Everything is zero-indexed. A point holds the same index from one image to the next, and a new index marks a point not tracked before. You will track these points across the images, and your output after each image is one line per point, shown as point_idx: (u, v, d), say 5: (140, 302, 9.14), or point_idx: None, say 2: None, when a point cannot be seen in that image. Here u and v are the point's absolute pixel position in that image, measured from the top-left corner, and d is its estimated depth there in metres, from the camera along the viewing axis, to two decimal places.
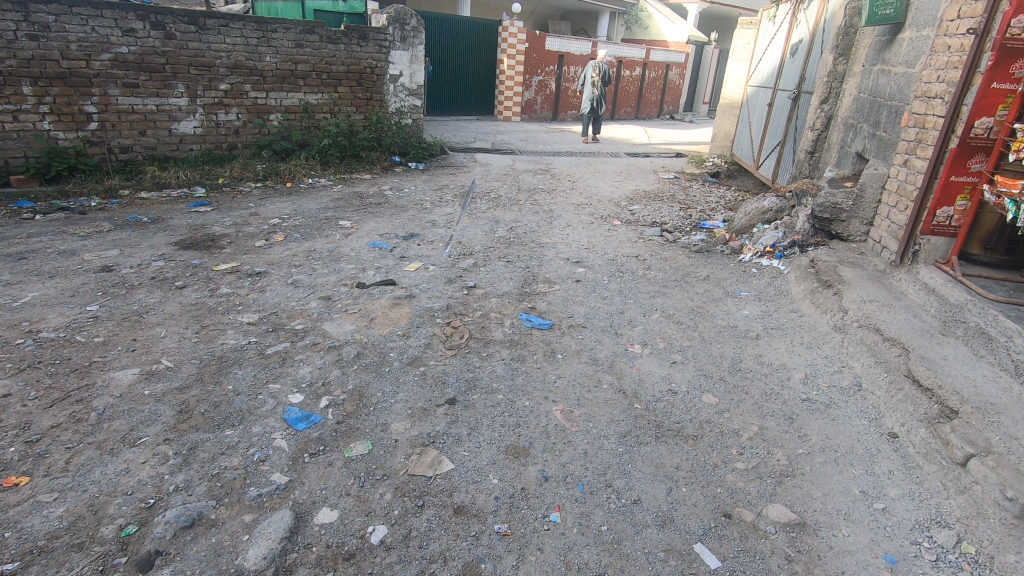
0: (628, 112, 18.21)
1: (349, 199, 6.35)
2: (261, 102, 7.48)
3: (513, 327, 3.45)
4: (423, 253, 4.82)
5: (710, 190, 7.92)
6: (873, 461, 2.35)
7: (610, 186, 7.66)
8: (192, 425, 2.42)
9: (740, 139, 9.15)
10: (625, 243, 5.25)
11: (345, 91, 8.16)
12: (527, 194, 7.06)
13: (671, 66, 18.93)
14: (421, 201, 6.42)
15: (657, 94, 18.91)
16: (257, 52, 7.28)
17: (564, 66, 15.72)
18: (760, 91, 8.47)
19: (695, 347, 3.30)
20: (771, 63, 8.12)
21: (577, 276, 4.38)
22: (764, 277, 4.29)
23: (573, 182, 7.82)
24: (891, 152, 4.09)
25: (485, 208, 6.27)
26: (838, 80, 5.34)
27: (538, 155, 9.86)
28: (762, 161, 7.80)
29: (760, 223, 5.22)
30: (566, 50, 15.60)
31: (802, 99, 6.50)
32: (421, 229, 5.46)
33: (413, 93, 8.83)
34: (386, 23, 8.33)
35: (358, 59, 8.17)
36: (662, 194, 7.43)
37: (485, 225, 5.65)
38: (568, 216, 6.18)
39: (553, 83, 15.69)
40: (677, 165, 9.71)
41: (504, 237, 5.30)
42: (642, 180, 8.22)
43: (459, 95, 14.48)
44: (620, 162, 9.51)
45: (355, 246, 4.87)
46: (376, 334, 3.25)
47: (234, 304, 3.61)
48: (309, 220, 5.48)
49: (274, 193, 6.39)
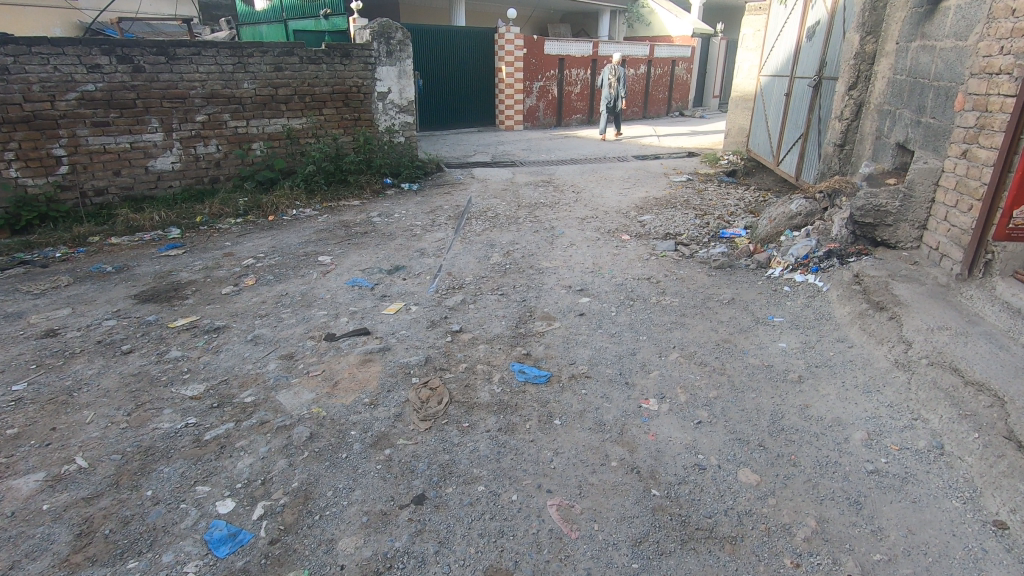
0: (635, 112, 17.59)
1: (334, 230, 5.89)
2: (242, 131, 7.09)
3: (502, 384, 2.89)
4: (408, 289, 4.30)
5: (727, 191, 7.27)
6: (980, 570, 1.73)
7: (618, 195, 7.09)
8: (87, 557, 1.91)
9: (756, 133, 8.50)
10: (635, 262, 4.67)
11: (330, 113, 7.74)
12: (527, 210, 6.53)
13: (677, 61, 18.31)
14: (411, 227, 5.92)
15: (664, 91, 18.28)
16: (233, 79, 6.89)
17: (565, 70, 15.22)
18: (775, 81, 7.83)
19: (724, 398, 2.70)
20: (785, 49, 7.48)
21: (580, 308, 3.81)
22: (799, 298, 3.66)
23: (577, 193, 7.25)
24: (943, 142, 3.45)
25: (480, 230, 5.75)
26: (867, 61, 4.70)
27: (540, 165, 9.32)
28: (783, 156, 7.15)
29: (788, 230, 4.59)
30: (566, 53, 15.09)
31: (825, 85, 5.86)
32: (409, 260, 4.95)
33: (403, 109, 8.38)
34: (370, 38, 7.91)
35: (343, 78, 7.74)
36: (674, 200, 6.82)
37: (479, 250, 5.13)
38: (571, 233, 5.62)
39: (554, 88, 15.18)
40: (689, 164, 9.07)
41: (499, 264, 4.76)
42: (652, 186, 7.62)
43: (458, 107, 14.05)
44: (628, 167, 8.92)
45: (333, 286, 4.38)
46: (338, 404, 2.72)
47: (182, 371, 3.13)
48: (286, 258, 5.00)
49: (254, 228, 5.95)
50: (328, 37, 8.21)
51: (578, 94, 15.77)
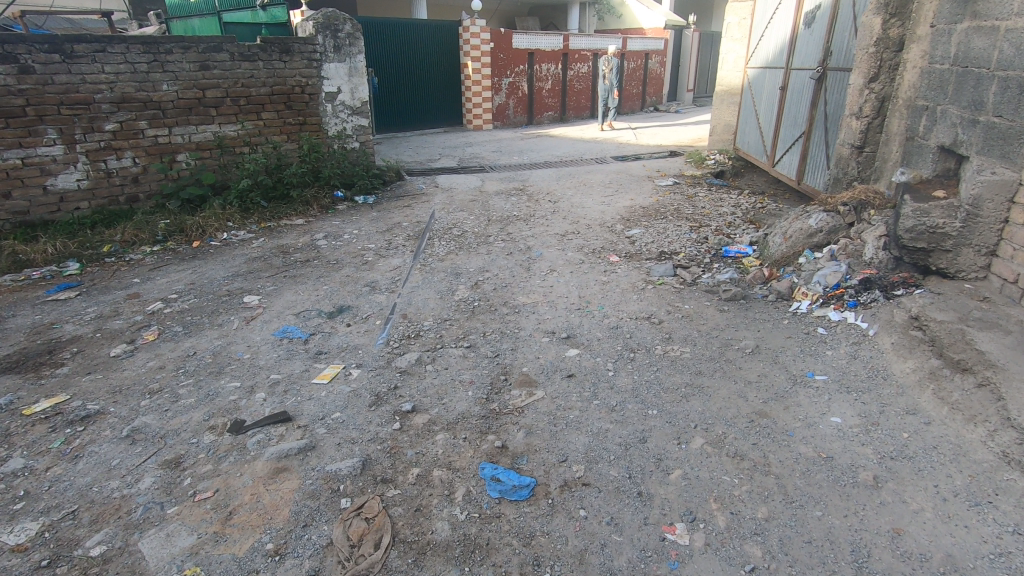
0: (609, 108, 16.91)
1: (269, 258, 4.96)
2: (164, 141, 6.09)
3: (469, 504, 2.07)
4: (352, 341, 3.44)
5: (720, 196, 6.56)
6: None
7: (600, 204, 6.32)
8: None
9: (745, 131, 7.84)
10: (630, 294, 3.89)
11: (270, 117, 6.77)
12: (498, 226, 5.71)
13: (650, 54, 17.70)
14: (363, 251, 5.05)
15: (638, 85, 17.65)
16: (149, 79, 5.88)
17: (535, 65, 14.42)
18: (766, 72, 7.17)
19: (779, 520, 1.93)
20: (777, 38, 6.81)
21: (567, 365, 3.01)
22: (842, 346, 2.93)
23: (554, 203, 6.45)
24: (1018, 147, 2.74)
25: (443, 254, 4.91)
26: (892, 48, 4.00)
27: (512, 170, 8.50)
28: (780, 157, 6.49)
29: (808, 251, 3.88)
30: (536, 47, 14.29)
31: (831, 77, 5.19)
32: (356, 297, 4.08)
33: (356, 111, 7.47)
34: (313, 31, 6.97)
35: (283, 77, 6.79)
36: (663, 209, 6.08)
37: (441, 281, 4.28)
38: (549, 254, 4.82)
39: (524, 84, 14.37)
40: (673, 166, 8.36)
41: (466, 300, 3.93)
42: (636, 192, 6.86)
43: (422, 107, 13.12)
44: (607, 170, 8.16)
45: (256, 340, 3.48)
46: (228, 558, 1.86)
47: (16, 495, 2.22)
48: (204, 300, 4.07)
49: (172, 258, 4.99)
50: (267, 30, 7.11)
51: (549, 91, 14.99)
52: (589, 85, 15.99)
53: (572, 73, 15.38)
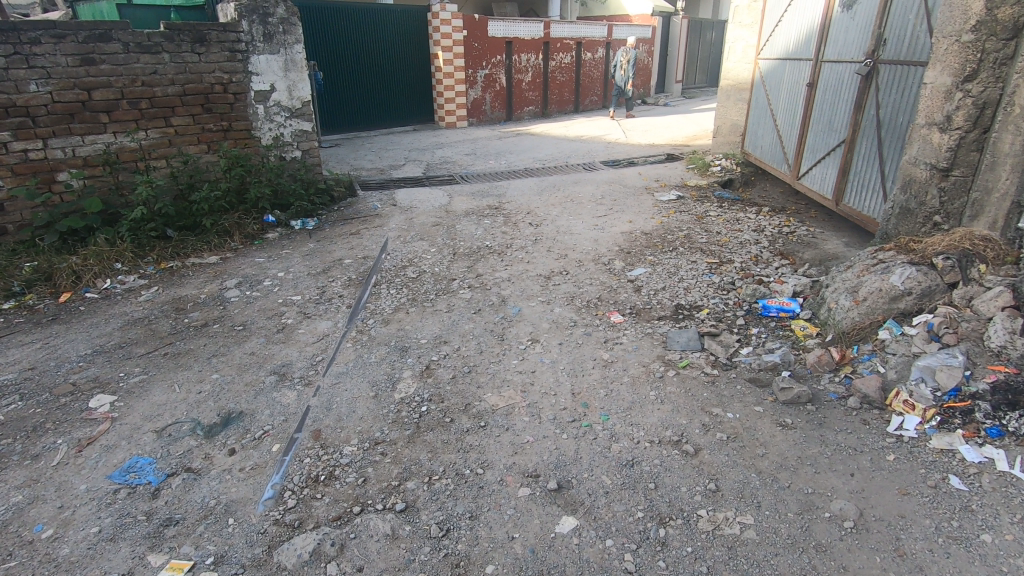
0: (594, 101, 15.74)
1: (156, 319, 3.71)
2: (36, 157, 4.80)
3: None
4: (226, 491, 2.24)
5: (735, 217, 5.43)
6: None
7: (592, 230, 5.15)
8: None
9: (759, 134, 6.74)
10: (644, 389, 2.74)
11: (182, 123, 5.48)
12: (465, 263, 4.52)
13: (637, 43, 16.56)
14: (284, 307, 3.83)
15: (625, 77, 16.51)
16: (11, 78, 4.60)
17: (514, 55, 13.16)
18: (785, 66, 6.05)
19: None
20: (801, 24, 5.69)
21: (559, 560, 1.85)
22: (1003, 525, 1.82)
23: (535, 228, 5.26)
24: None
25: (390, 313, 3.71)
26: (1000, 35, 2.90)
27: (487, 179, 7.29)
28: (807, 169, 5.39)
29: (891, 322, 2.78)
30: (514, 36, 13.02)
31: (886, 73, 4.09)
32: (254, 394, 2.86)
33: (296, 114, 6.21)
34: (236, 15, 5.67)
35: (198, 73, 5.48)
36: (670, 236, 4.93)
37: (381, 361, 3.10)
38: (530, 311, 3.65)
39: (502, 76, 13.11)
40: (673, 173, 7.24)
41: (411, 400, 2.75)
42: (634, 211, 5.70)
43: (388, 103, 11.81)
44: (597, 180, 6.98)
45: (77, 493, 2.25)
46: None
47: None
48: (31, 403, 2.82)
49: (23, 322, 3.71)
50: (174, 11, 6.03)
51: (529, 84, 13.75)
52: (572, 77, 14.78)
53: (554, 64, 14.16)
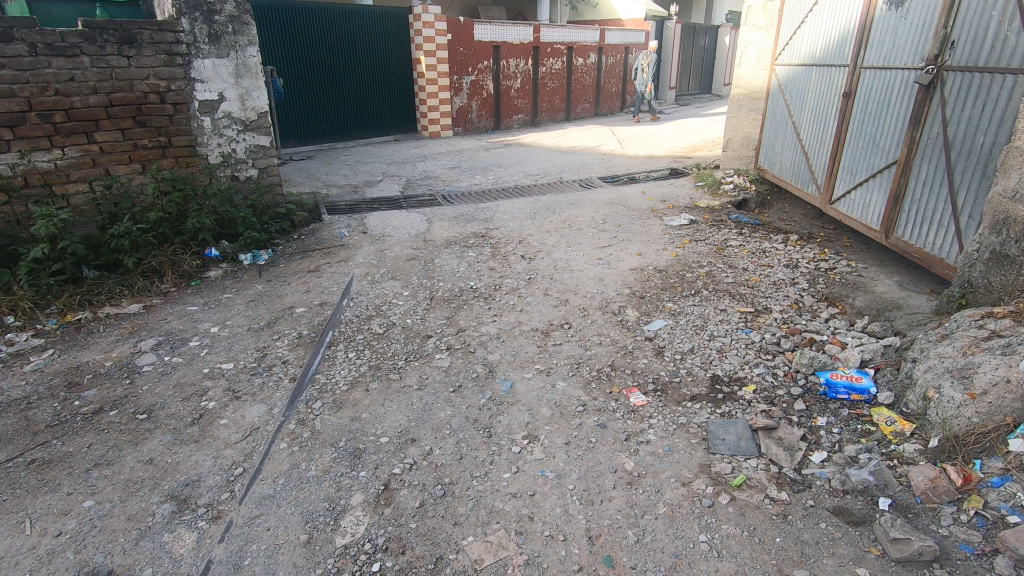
0: (586, 109, 15.06)
1: (37, 401, 2.84)
2: None
3: None
4: None
5: (760, 248, 4.68)
6: None
7: (595, 266, 4.37)
8: None
9: (778, 149, 6.02)
10: (690, 530, 1.94)
11: (109, 139, 4.63)
12: (444, 312, 3.72)
13: (630, 48, 15.93)
14: (209, 381, 2.98)
15: (617, 83, 15.87)
16: None
17: (502, 60, 12.40)
18: (811, 73, 5.34)
19: None
20: (831, 25, 4.99)
21: None
22: None
23: (528, 263, 4.48)
24: None
25: (346, 389, 2.90)
26: None
27: (473, 199, 6.51)
28: (843, 193, 4.66)
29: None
30: (502, 40, 12.27)
31: (957, 81, 3.36)
32: (137, 538, 2.01)
33: (251, 127, 5.38)
34: (175, 12, 4.84)
35: (127, 80, 4.63)
36: (688, 275, 4.16)
37: (324, 473, 2.28)
38: (525, 386, 2.85)
39: (489, 83, 12.35)
40: (681, 192, 6.50)
41: (359, 549, 1.93)
42: (642, 240, 4.92)
43: (366, 111, 11.00)
44: (597, 200, 6.21)
45: None
46: None
47: None
48: None
49: None
50: (98, 5, 5.54)
51: (519, 90, 13.00)
52: (563, 83, 14.07)
53: (544, 70, 13.43)
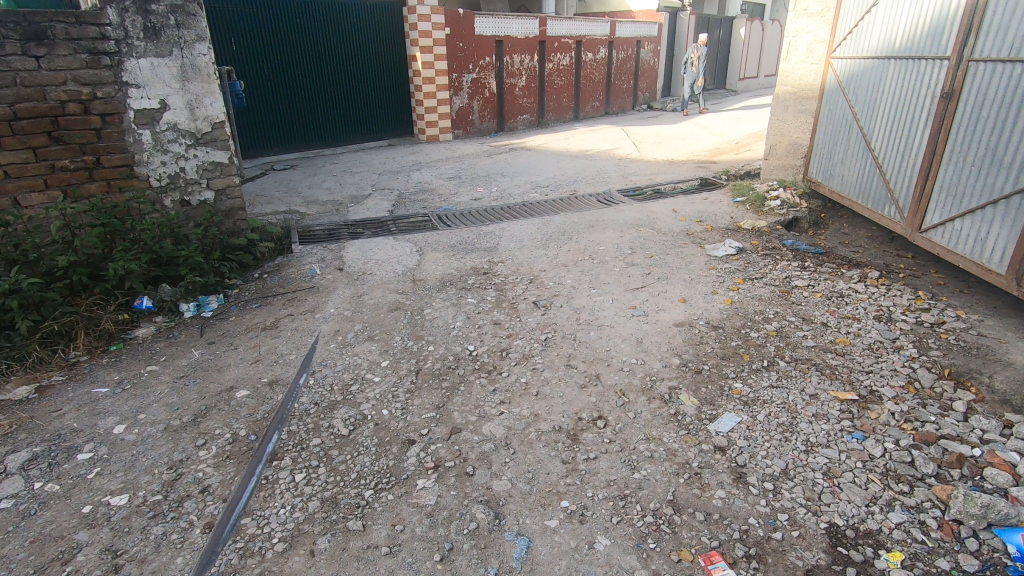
0: (596, 107, 14.08)
1: None
2: None
3: None
4: None
5: (835, 293, 3.70)
6: None
7: (629, 320, 3.42)
8: None
9: (839, 160, 5.05)
10: None
11: (17, 161, 3.75)
12: (434, 397, 2.78)
13: (642, 41, 14.93)
14: (85, 531, 2.05)
15: (629, 79, 14.87)
16: None
17: (505, 56, 11.41)
18: (886, 69, 4.37)
19: None
20: (917, 9, 4.02)
21: None
22: None
23: (542, 316, 3.52)
24: None
25: (281, 549, 1.96)
26: None
27: (475, 220, 5.57)
28: (941, 221, 3.69)
29: None
30: (506, 34, 11.28)
31: None
32: None
33: (204, 140, 4.48)
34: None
35: (37, 86, 3.74)
36: (752, 335, 3.19)
37: None
38: (548, 548, 1.90)
39: (492, 81, 11.38)
40: (719, 210, 5.53)
41: None
42: (683, 279, 3.96)
43: (358, 114, 10.07)
44: (620, 222, 5.24)
45: None
46: None
47: None
48: None
49: None
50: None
51: (523, 89, 12.02)
52: (572, 80, 13.09)
53: (552, 66, 12.45)
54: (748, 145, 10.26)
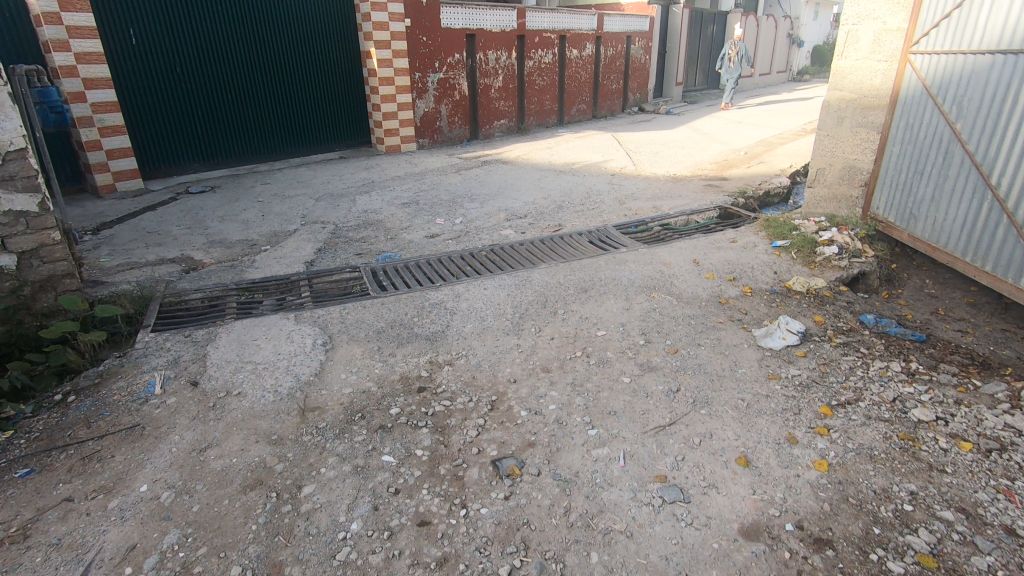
0: (582, 110, 12.63)
1: None
2: None
3: None
4: None
5: (991, 441, 2.24)
6: None
7: (657, 519, 1.93)
8: None
9: (936, 199, 3.63)
10: None
11: None
12: None
13: (631, 37, 13.51)
14: None
15: (618, 79, 13.45)
16: None
17: (478, 53, 9.88)
18: None
19: None
20: None
21: None
22: None
23: (504, 501, 2.03)
24: None
25: None
26: None
27: (425, 275, 4.07)
28: None
29: None
30: (479, 26, 9.75)
31: None
32: None
33: None
34: None
35: None
36: (892, 570, 1.71)
37: None
38: None
39: (463, 81, 9.84)
40: (755, 261, 4.08)
41: None
42: (731, 406, 2.49)
43: (302, 122, 8.49)
44: (622, 282, 3.77)
45: None
46: None
47: None
48: None
49: None
50: None
51: (499, 90, 10.50)
52: (555, 80, 11.62)
53: (532, 64, 10.95)
54: (758, 156, 8.90)
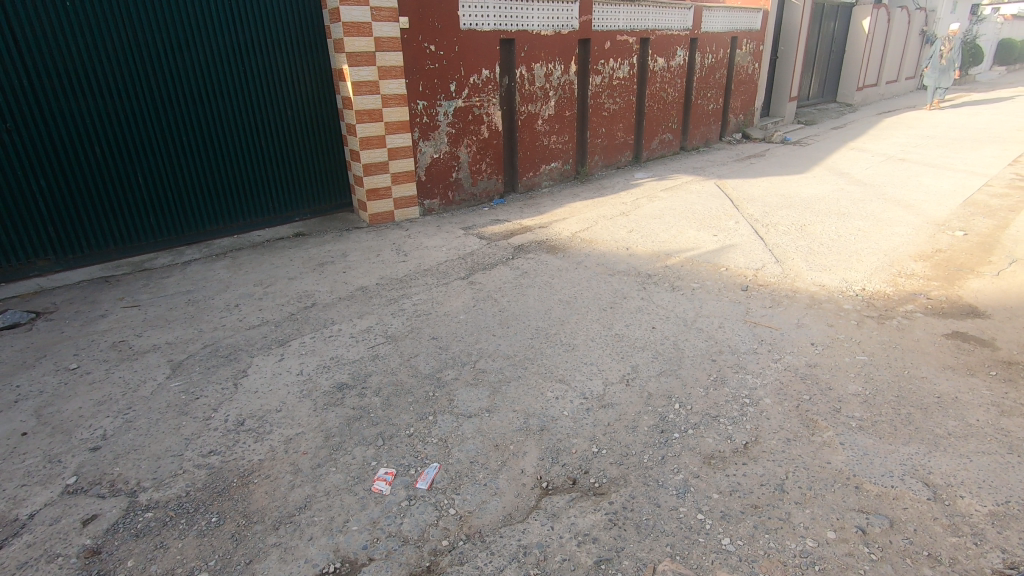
0: (667, 142, 9.08)
1: None
2: None
3: None
4: None
5: None
6: None
7: None
8: None
9: None
10: None
11: None
12: None
13: (738, 38, 9.81)
14: None
15: (716, 97, 9.80)
16: None
17: (519, 68, 6.56)
18: None
19: None
20: None
21: None
22: None
23: None
24: None
25: None
26: None
27: None
28: None
29: None
30: (521, 28, 6.44)
31: None
32: None
33: None
34: None
35: None
36: None
37: None
38: None
39: (496, 110, 6.54)
40: None
41: None
42: None
43: (232, 183, 5.44)
44: None
45: None
46: None
47: None
48: None
49: None
50: None
51: (550, 121, 7.11)
52: (632, 103, 8.15)
53: (600, 81, 7.52)
54: (995, 244, 5.12)
